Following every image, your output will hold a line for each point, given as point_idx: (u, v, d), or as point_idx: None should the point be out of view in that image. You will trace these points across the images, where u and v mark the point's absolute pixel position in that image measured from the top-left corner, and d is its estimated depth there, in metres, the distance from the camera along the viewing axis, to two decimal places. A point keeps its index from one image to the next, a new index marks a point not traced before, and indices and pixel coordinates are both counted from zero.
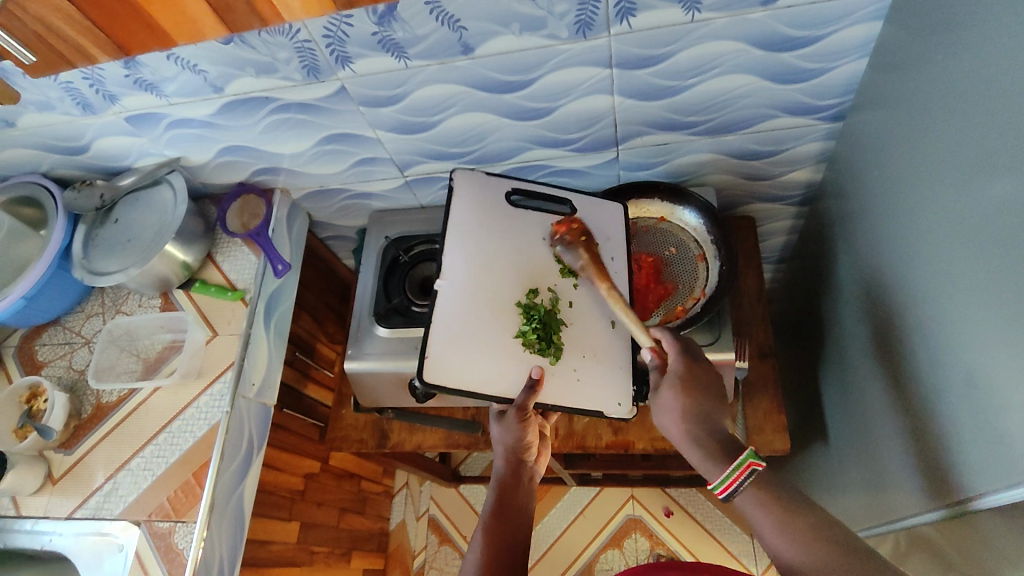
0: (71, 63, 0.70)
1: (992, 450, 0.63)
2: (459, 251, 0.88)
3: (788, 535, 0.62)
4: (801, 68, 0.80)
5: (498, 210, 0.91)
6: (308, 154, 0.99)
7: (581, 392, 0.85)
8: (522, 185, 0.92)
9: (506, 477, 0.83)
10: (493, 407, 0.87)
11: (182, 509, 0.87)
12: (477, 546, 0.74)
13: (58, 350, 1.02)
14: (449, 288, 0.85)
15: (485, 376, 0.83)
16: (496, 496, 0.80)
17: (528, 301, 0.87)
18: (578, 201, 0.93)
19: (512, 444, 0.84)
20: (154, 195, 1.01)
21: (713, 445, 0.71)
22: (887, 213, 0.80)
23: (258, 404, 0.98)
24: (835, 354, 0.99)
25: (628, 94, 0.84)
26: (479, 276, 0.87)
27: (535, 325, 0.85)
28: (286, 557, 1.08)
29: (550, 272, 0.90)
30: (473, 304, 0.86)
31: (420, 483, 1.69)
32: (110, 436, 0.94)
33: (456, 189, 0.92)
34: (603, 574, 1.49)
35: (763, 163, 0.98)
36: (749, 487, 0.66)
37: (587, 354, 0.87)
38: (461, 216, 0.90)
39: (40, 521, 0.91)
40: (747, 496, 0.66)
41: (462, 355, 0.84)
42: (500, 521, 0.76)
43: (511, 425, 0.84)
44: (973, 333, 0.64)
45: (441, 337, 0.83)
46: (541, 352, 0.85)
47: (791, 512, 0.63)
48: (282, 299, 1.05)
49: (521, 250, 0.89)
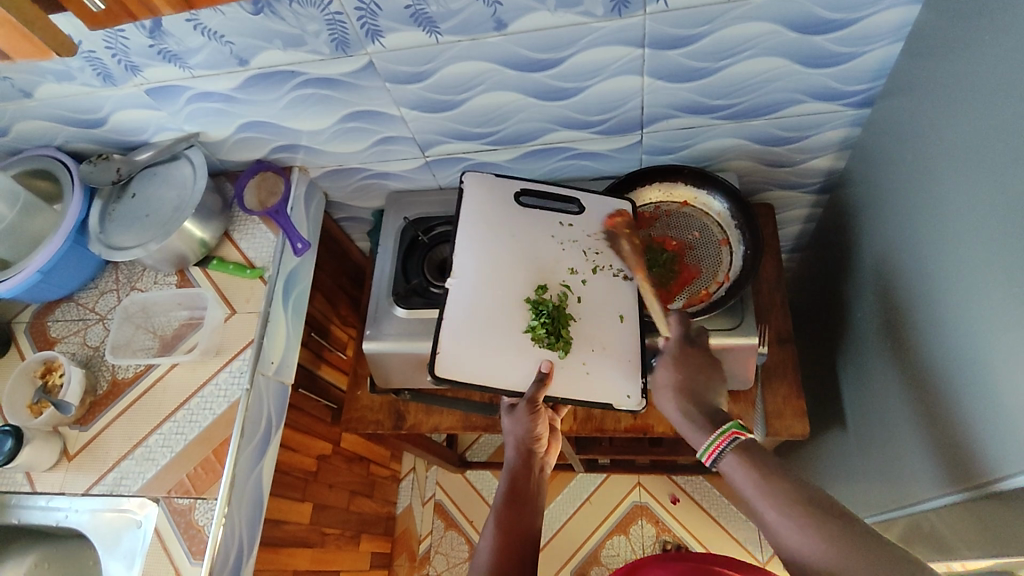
0: (133, 16, 0.71)
1: (1010, 435, 0.64)
2: (468, 251, 0.90)
3: (781, 509, 0.59)
4: (832, 52, 0.80)
5: (506, 211, 0.93)
6: (329, 132, 0.98)
7: (591, 384, 0.84)
8: (529, 185, 0.95)
9: (517, 467, 0.81)
10: (504, 399, 0.86)
11: (202, 486, 0.87)
12: (489, 532, 0.72)
13: (71, 326, 1.01)
14: (459, 287, 0.87)
15: (497, 369, 0.83)
16: (508, 486, 0.78)
17: (537, 297, 0.88)
18: (586, 199, 0.95)
19: (524, 436, 0.83)
20: (172, 170, 1.00)
21: (700, 415, 0.72)
22: (910, 201, 0.80)
23: (276, 383, 0.98)
24: (853, 342, 1.00)
25: (657, 76, 0.84)
26: (489, 272, 0.88)
27: (543, 320, 0.85)
28: (299, 537, 1.08)
29: (559, 268, 0.90)
30: (483, 300, 0.87)
31: (426, 469, 1.68)
32: (126, 413, 0.93)
33: (464, 191, 0.93)
34: (609, 560, 1.50)
35: (786, 149, 0.98)
36: (732, 452, 0.66)
37: (595, 347, 0.86)
38: (472, 213, 0.92)
39: (55, 497, 0.91)
40: (731, 462, 0.65)
41: (473, 349, 0.84)
42: (512, 509, 0.75)
43: (522, 417, 0.83)
44: (998, 318, 0.64)
45: (451, 334, 0.84)
46: (551, 345, 0.85)
47: (778, 477, 0.61)
48: (299, 279, 1.05)
49: (528, 249, 0.91)
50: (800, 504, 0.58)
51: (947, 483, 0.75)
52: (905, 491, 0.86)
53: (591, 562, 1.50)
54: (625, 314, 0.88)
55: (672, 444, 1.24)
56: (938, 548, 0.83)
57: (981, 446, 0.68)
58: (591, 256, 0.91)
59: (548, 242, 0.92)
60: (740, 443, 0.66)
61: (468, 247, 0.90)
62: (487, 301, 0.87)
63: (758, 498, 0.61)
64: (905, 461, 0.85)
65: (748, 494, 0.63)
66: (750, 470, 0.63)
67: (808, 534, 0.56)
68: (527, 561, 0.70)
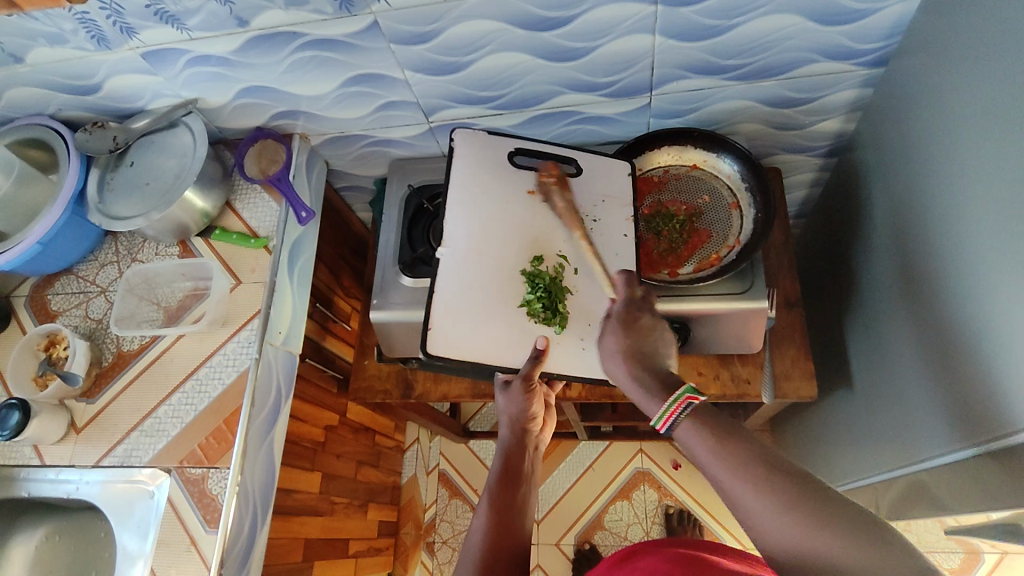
0: None
1: (1015, 394, 0.64)
2: (468, 219, 0.88)
3: (744, 479, 0.55)
4: (848, 9, 0.79)
5: (502, 175, 0.91)
6: (331, 97, 0.95)
7: (586, 360, 0.84)
8: (525, 146, 0.93)
9: (512, 446, 0.84)
10: (498, 375, 0.85)
11: (214, 455, 0.87)
12: (484, 513, 0.74)
13: (72, 300, 0.99)
14: (450, 256, 0.86)
15: (493, 347, 0.83)
16: (505, 467, 0.81)
17: (533, 269, 0.86)
18: (583, 160, 0.94)
19: (519, 414, 0.84)
20: (171, 138, 0.97)
21: (655, 384, 0.67)
22: (922, 164, 0.80)
23: (285, 352, 0.97)
24: (862, 305, 1.00)
25: (668, 34, 0.82)
26: (491, 238, 0.88)
27: (540, 294, 0.84)
28: (310, 505, 1.09)
29: (555, 240, 0.89)
30: (479, 263, 0.86)
31: (430, 439, 1.69)
32: (134, 384, 0.92)
33: (456, 152, 0.92)
34: (612, 525, 1.52)
35: (794, 111, 0.97)
36: (688, 419, 0.62)
37: (593, 322, 0.85)
38: (469, 181, 0.90)
39: (64, 469, 0.90)
40: (688, 430, 0.61)
41: (469, 323, 0.83)
42: (507, 489, 0.77)
43: (516, 396, 0.83)
44: (1009, 275, 0.65)
45: (443, 309, 0.83)
46: (546, 321, 0.84)
47: (737, 445, 0.58)
48: (304, 248, 1.03)
49: (534, 215, 0.90)
50: (764, 476, 0.55)
51: (948, 443, 0.77)
52: (908, 451, 0.87)
53: (595, 528, 1.52)
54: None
55: None
56: (928, 506, 0.85)
57: (986, 404, 0.69)
58: (587, 224, 0.90)
59: (545, 210, 0.90)
60: (694, 408, 0.62)
61: (465, 216, 0.88)
62: (495, 266, 0.86)
63: (722, 470, 0.57)
64: (910, 419, 0.86)
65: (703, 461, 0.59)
66: (712, 442, 0.59)
67: (785, 519, 0.52)
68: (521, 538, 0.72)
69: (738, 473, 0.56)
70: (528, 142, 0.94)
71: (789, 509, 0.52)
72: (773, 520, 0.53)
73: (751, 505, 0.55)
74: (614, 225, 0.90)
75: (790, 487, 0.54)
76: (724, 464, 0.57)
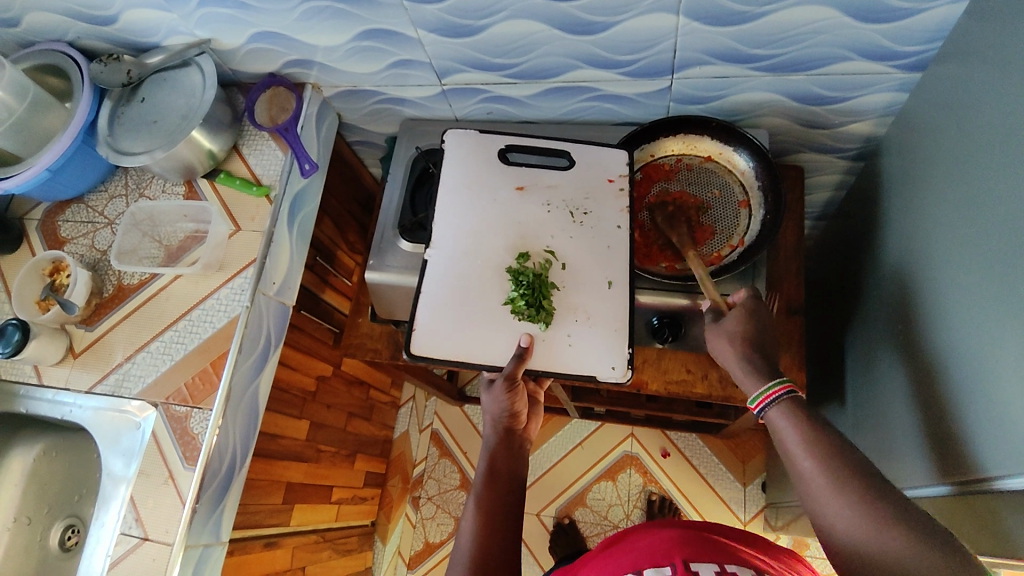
0: None
1: (996, 436, 0.61)
2: (462, 207, 0.90)
3: (819, 464, 0.61)
4: (890, 7, 0.73)
5: (492, 173, 0.92)
6: (343, 50, 0.93)
7: (573, 357, 0.83)
8: (517, 142, 0.94)
9: (496, 446, 0.80)
10: (484, 374, 0.84)
11: (199, 395, 0.89)
12: (472, 516, 0.71)
13: (80, 228, 1.02)
14: (438, 258, 0.87)
15: (475, 345, 0.83)
16: (489, 468, 0.77)
17: (519, 266, 0.86)
18: (575, 152, 0.93)
19: (501, 414, 0.81)
20: (183, 76, 0.97)
21: (760, 363, 0.71)
22: (943, 180, 0.75)
23: (277, 303, 0.99)
24: (864, 319, 0.97)
25: (693, 16, 0.77)
26: (482, 224, 0.89)
27: (523, 291, 0.84)
28: (296, 451, 1.12)
29: (542, 235, 0.88)
30: (470, 255, 0.87)
31: (426, 398, 1.71)
32: (131, 317, 0.95)
33: (445, 154, 0.93)
34: (594, 504, 1.54)
35: (824, 109, 0.92)
36: (783, 402, 0.67)
37: (579, 317, 0.84)
38: (460, 179, 0.91)
39: (61, 391, 0.94)
40: (780, 412, 0.67)
41: (456, 313, 0.84)
42: (492, 496, 0.73)
43: (499, 395, 0.81)
44: (1008, 311, 0.61)
45: (427, 313, 0.84)
46: (531, 318, 0.83)
47: (822, 435, 0.63)
48: (307, 200, 1.04)
49: (519, 206, 0.89)
50: (840, 465, 0.60)
51: (928, 473, 0.74)
52: (890, 475, 0.84)
53: (577, 503, 1.54)
54: (614, 280, 0.86)
55: (667, 401, 1.24)
56: None
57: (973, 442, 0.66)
58: (577, 217, 0.89)
59: (534, 205, 0.90)
60: (793, 396, 0.67)
61: (455, 209, 0.90)
62: (485, 252, 0.87)
63: (802, 453, 0.63)
64: (894, 444, 0.84)
65: (789, 444, 0.65)
66: (799, 426, 0.65)
67: (848, 506, 0.57)
68: (508, 553, 0.69)
69: (815, 458, 0.61)
70: (521, 138, 0.94)
71: (855, 496, 0.57)
72: (836, 504, 0.58)
73: (819, 488, 0.60)
74: (606, 216, 0.89)
75: (860, 479, 0.58)
76: (808, 448, 0.62)
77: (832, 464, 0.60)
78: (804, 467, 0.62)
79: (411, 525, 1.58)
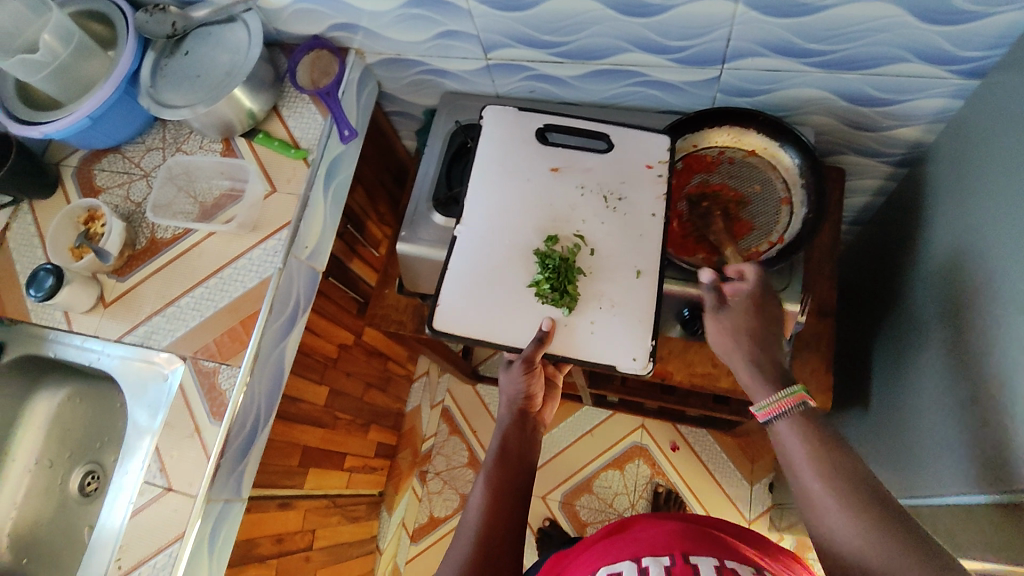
0: None
1: None
2: (499, 185, 0.89)
3: (827, 481, 0.61)
4: (958, 8, 0.71)
5: (531, 151, 0.91)
6: (391, 16, 0.92)
7: (595, 343, 0.83)
8: (557, 121, 0.93)
9: (511, 425, 0.81)
10: (504, 354, 0.84)
11: (227, 352, 0.90)
12: (480, 488, 0.72)
13: (116, 179, 1.02)
14: (470, 235, 0.87)
15: (501, 323, 0.83)
16: (500, 447, 0.77)
17: (545, 249, 0.86)
18: (615, 135, 0.92)
19: (518, 394, 0.82)
20: (227, 32, 0.97)
21: (771, 367, 0.71)
22: (996, 190, 0.74)
23: (308, 267, 0.99)
24: (896, 326, 0.96)
25: (753, 5, 0.76)
26: (519, 203, 0.88)
27: (548, 274, 0.83)
28: (314, 416, 1.13)
29: (573, 219, 0.88)
30: (504, 234, 0.87)
31: (439, 374, 1.72)
32: (163, 271, 0.95)
33: (484, 129, 0.93)
34: (600, 491, 1.55)
35: (874, 111, 0.90)
36: (793, 413, 0.67)
37: (604, 305, 0.84)
38: (498, 157, 0.91)
39: (90, 338, 0.95)
40: (788, 424, 0.67)
41: (485, 290, 0.84)
42: (506, 472, 0.74)
43: (516, 375, 0.82)
44: None
45: (458, 288, 0.85)
46: (554, 302, 0.83)
47: (829, 451, 0.62)
48: (343, 166, 1.03)
49: (557, 188, 0.89)
50: (850, 484, 0.60)
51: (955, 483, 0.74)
52: (913, 483, 0.84)
53: (583, 489, 1.55)
54: (642, 270, 0.85)
55: (685, 395, 1.24)
56: None
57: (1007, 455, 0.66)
58: (611, 203, 0.88)
59: (568, 187, 0.89)
60: (804, 407, 0.67)
61: (493, 187, 0.89)
62: (519, 231, 0.87)
63: (809, 468, 0.62)
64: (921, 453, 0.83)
65: (795, 458, 0.64)
66: (807, 441, 0.64)
67: (858, 525, 0.57)
68: (517, 530, 0.70)
69: (824, 475, 0.61)
70: (562, 117, 0.93)
71: (864, 515, 0.58)
72: (844, 523, 0.58)
73: (827, 505, 0.60)
74: (641, 203, 0.88)
75: (868, 498, 0.59)
76: (816, 464, 0.62)
77: (842, 482, 0.60)
78: (812, 483, 0.62)
79: (417, 499, 1.60)
